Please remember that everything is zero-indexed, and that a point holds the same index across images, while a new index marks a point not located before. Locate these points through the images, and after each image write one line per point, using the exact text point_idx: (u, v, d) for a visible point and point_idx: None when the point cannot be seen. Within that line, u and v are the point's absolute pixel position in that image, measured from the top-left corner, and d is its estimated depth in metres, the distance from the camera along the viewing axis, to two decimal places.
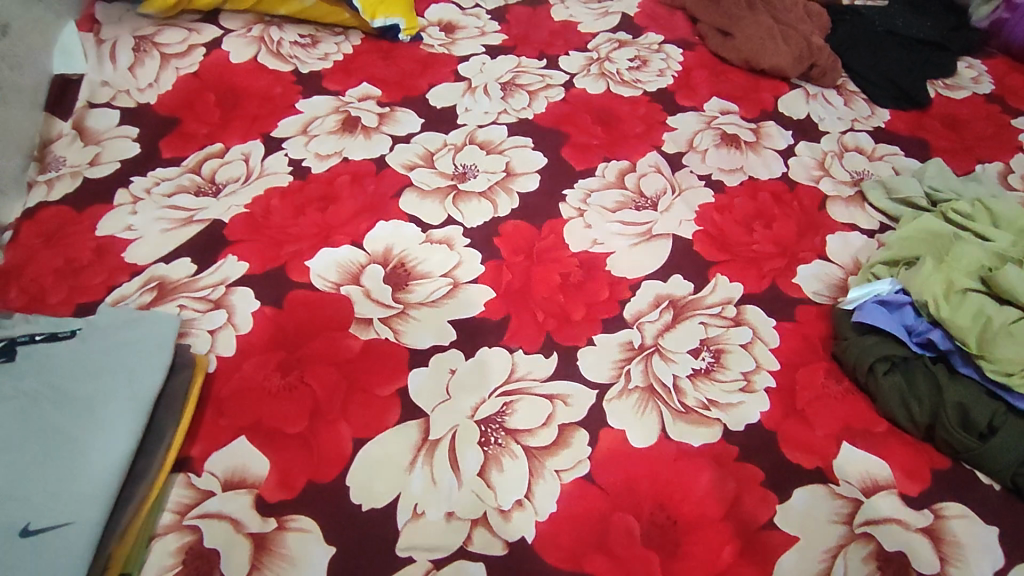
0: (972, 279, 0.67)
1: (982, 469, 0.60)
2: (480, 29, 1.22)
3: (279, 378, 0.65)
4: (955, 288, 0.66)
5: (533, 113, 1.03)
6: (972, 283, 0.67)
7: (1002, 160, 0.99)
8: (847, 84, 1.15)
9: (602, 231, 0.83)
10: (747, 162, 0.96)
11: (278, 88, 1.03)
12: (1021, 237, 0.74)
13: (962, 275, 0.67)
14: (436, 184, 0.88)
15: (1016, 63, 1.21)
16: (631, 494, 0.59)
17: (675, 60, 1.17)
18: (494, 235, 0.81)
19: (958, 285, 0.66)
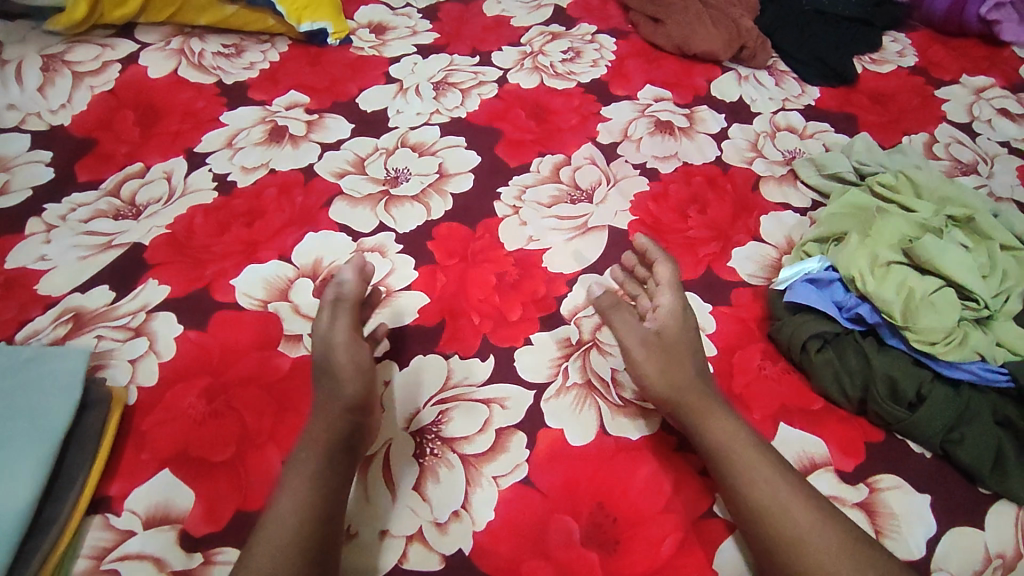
0: (896, 251, 0.68)
1: (913, 439, 0.60)
2: (411, 29, 1.24)
3: (204, 406, 0.62)
4: (880, 261, 0.67)
5: (466, 111, 1.02)
6: (898, 256, 0.67)
7: (927, 131, 1.01)
8: (777, 64, 1.17)
9: (537, 228, 0.82)
10: (681, 148, 0.96)
11: (200, 101, 0.99)
12: (942, 206, 0.75)
13: (886, 248, 0.68)
14: (368, 190, 0.87)
15: (938, 35, 1.24)
16: (570, 494, 0.58)
17: (608, 49, 1.19)
18: (428, 238, 0.80)
19: (883, 259, 0.67)
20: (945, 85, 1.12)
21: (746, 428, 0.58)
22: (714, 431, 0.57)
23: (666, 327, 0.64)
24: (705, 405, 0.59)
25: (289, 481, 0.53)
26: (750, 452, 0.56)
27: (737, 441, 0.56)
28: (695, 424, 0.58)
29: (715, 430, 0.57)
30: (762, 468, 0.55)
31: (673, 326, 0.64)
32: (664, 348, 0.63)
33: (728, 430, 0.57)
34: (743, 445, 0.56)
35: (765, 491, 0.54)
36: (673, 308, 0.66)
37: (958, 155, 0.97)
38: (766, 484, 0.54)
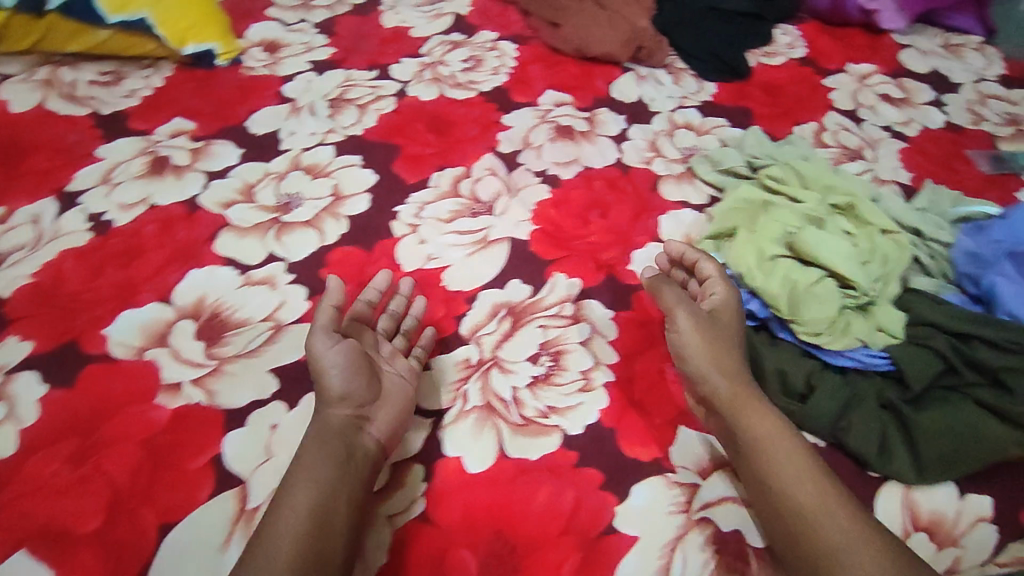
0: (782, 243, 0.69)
1: (806, 428, 0.60)
2: (307, 45, 1.20)
3: (69, 472, 0.58)
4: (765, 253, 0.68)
5: (362, 127, 0.99)
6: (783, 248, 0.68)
7: (817, 120, 1.04)
8: (675, 62, 1.18)
9: (436, 245, 0.80)
10: (582, 152, 0.96)
11: (72, 135, 0.93)
12: (827, 195, 0.77)
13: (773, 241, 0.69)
14: (257, 220, 0.83)
15: (826, 26, 1.29)
16: (467, 526, 0.56)
17: (509, 55, 1.18)
18: (321, 265, 0.77)
19: (768, 252, 0.68)
20: (832, 74, 1.16)
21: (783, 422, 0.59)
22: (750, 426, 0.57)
23: (721, 312, 0.64)
24: (738, 397, 0.59)
25: (294, 501, 0.52)
26: (790, 441, 0.56)
27: (776, 441, 0.56)
28: (733, 417, 0.58)
29: (756, 424, 0.57)
30: (805, 484, 0.54)
31: (727, 311, 0.64)
32: (717, 329, 0.63)
33: (769, 426, 0.57)
34: (784, 446, 0.56)
35: (796, 491, 0.53)
36: (727, 296, 0.65)
37: (845, 142, 1.00)
38: (799, 484, 0.54)
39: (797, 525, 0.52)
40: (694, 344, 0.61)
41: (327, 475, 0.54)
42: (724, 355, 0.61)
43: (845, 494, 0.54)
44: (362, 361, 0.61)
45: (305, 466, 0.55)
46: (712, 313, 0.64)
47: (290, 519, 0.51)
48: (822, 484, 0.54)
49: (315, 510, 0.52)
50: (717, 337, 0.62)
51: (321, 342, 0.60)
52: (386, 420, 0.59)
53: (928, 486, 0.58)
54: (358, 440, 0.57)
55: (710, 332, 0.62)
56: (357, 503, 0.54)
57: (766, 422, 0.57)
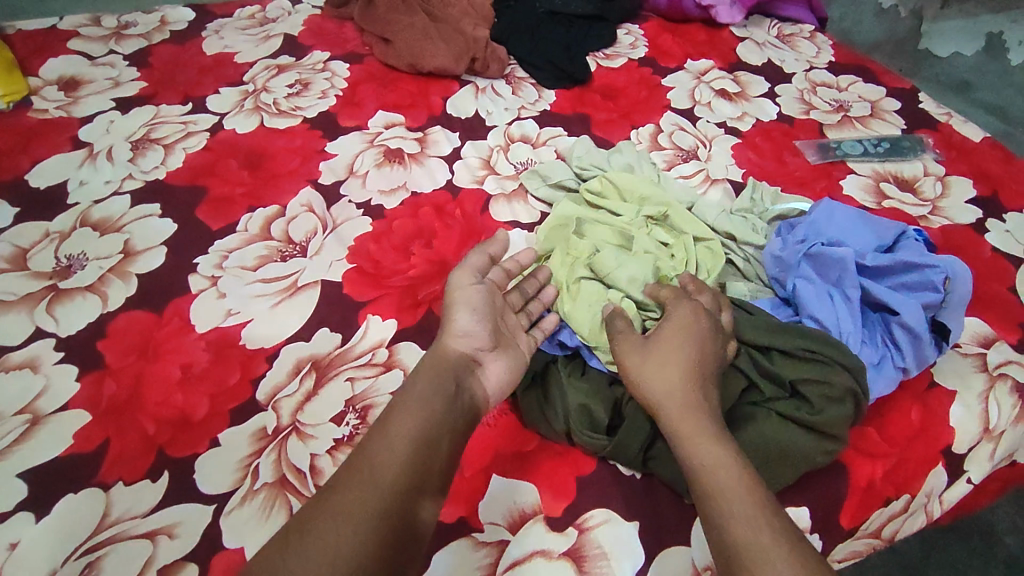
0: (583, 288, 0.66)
1: (620, 462, 0.57)
2: (113, 80, 1.09)
3: None
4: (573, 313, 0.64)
5: (166, 170, 0.90)
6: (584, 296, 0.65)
7: (653, 122, 1.03)
8: (515, 71, 1.15)
9: (237, 297, 0.73)
10: (410, 177, 0.91)
11: None
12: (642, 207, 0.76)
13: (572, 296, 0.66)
14: (27, 289, 0.73)
15: (666, 24, 1.29)
16: None
17: (340, 76, 1.12)
18: (99, 336, 0.68)
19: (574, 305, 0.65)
20: (671, 72, 1.16)
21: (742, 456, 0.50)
22: (696, 451, 0.50)
23: (667, 336, 0.56)
24: (688, 420, 0.51)
25: (388, 435, 0.50)
26: (739, 468, 0.48)
27: (722, 471, 0.48)
28: (679, 441, 0.51)
29: (694, 453, 0.50)
30: (753, 521, 0.45)
31: (678, 337, 0.56)
32: (661, 351, 0.55)
33: (716, 456, 0.49)
34: (729, 477, 0.47)
35: (744, 526, 0.44)
36: (681, 314, 0.57)
37: (680, 142, 0.99)
38: (748, 521, 0.45)
39: (731, 562, 0.44)
40: (633, 363, 0.56)
41: (433, 427, 0.51)
42: (666, 374, 0.54)
43: (800, 544, 0.44)
44: (489, 313, 0.60)
45: (417, 402, 0.53)
46: (655, 336, 0.57)
47: (394, 451, 0.49)
48: (768, 528, 0.44)
49: (412, 459, 0.49)
50: (659, 356, 0.55)
51: (462, 281, 0.61)
52: (497, 373, 0.59)
53: None
54: (466, 387, 0.56)
55: (656, 352, 0.56)
56: (457, 444, 0.53)
57: (714, 451, 0.49)
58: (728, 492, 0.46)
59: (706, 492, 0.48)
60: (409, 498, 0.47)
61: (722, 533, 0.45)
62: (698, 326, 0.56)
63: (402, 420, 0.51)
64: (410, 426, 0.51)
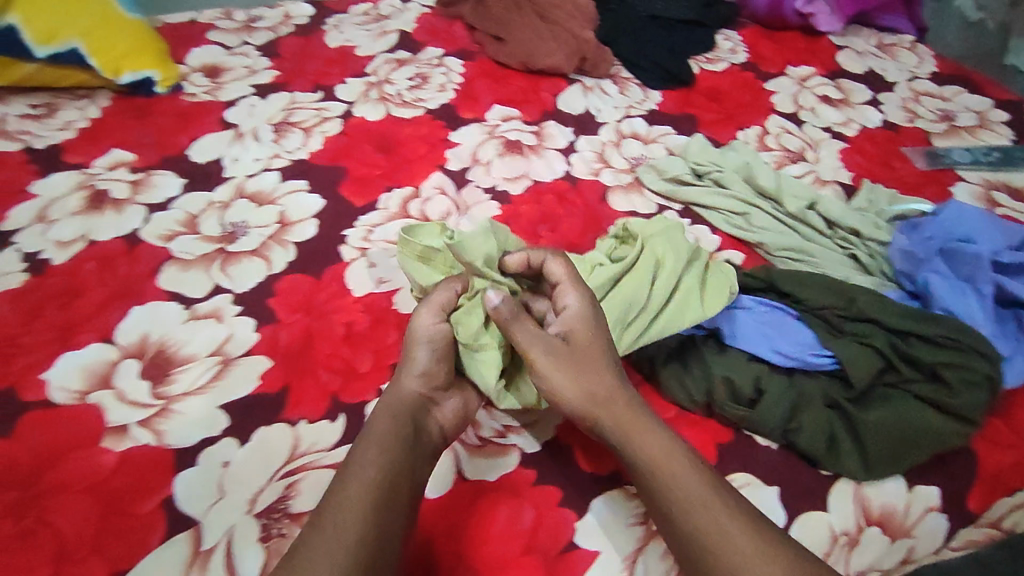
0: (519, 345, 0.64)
1: (758, 433, 0.62)
2: (249, 69, 1.18)
3: (11, 524, 0.56)
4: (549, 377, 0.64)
5: (308, 151, 0.98)
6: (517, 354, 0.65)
7: (759, 124, 1.07)
8: (620, 71, 1.20)
9: (386, 268, 0.80)
10: (530, 167, 0.97)
11: (6, 172, 0.91)
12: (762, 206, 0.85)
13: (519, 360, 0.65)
14: (202, 250, 0.81)
15: (764, 30, 1.32)
16: (428, 552, 0.55)
17: (455, 72, 1.18)
18: (269, 295, 0.76)
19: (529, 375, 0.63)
20: (772, 77, 1.19)
21: (678, 438, 0.56)
22: (641, 447, 0.55)
23: (574, 331, 0.60)
24: (631, 420, 0.56)
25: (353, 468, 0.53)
26: (682, 459, 0.54)
27: (673, 465, 0.54)
28: (624, 440, 0.56)
29: (644, 451, 0.55)
30: (714, 511, 0.51)
31: (580, 328, 0.60)
32: (582, 357, 0.59)
33: (662, 448, 0.55)
34: (680, 470, 0.53)
35: (704, 516, 0.51)
36: (579, 307, 0.60)
37: (787, 144, 1.03)
38: (706, 509, 0.51)
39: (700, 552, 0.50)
40: (553, 374, 0.58)
41: (395, 451, 0.54)
42: (591, 377, 0.58)
43: (756, 524, 0.51)
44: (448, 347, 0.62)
45: (374, 443, 0.55)
46: (567, 337, 0.60)
47: (361, 486, 0.51)
48: (728, 516, 0.51)
49: (388, 474, 0.53)
50: (580, 364, 0.58)
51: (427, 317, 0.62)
52: (453, 408, 0.61)
53: (877, 481, 0.60)
54: (426, 422, 0.58)
55: (561, 360, 0.58)
56: (424, 476, 0.56)
57: (658, 445, 0.55)
58: (683, 489, 0.52)
59: (664, 490, 0.53)
60: (389, 514, 0.50)
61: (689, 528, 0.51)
62: (589, 321, 0.60)
63: (365, 452, 0.54)
64: (376, 450, 0.54)
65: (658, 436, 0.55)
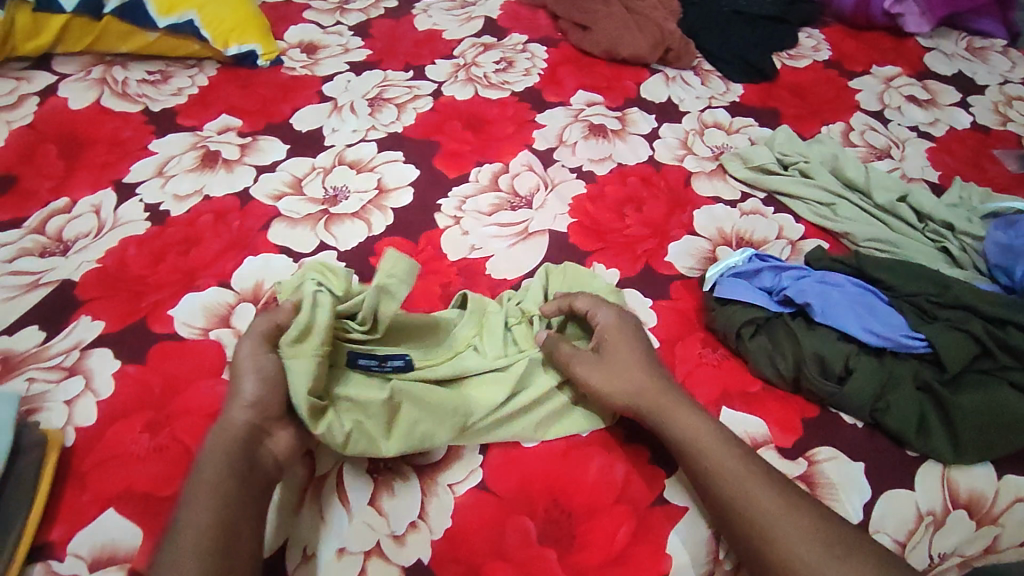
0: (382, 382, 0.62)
1: (845, 410, 0.64)
2: (343, 47, 1.23)
3: (148, 441, 0.62)
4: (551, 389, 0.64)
5: (402, 125, 1.02)
6: (370, 388, 0.60)
7: (843, 120, 1.07)
8: (702, 64, 1.22)
9: (479, 236, 0.84)
10: (615, 150, 0.99)
11: (127, 130, 0.98)
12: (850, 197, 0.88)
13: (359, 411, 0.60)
14: (307, 211, 0.86)
15: (848, 30, 1.32)
16: (525, 495, 0.58)
17: (540, 57, 1.21)
18: (371, 254, 0.81)
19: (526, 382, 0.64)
20: (857, 76, 1.18)
21: (709, 417, 0.60)
22: (678, 427, 0.58)
23: (608, 341, 0.64)
24: (665, 400, 0.60)
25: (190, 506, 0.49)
26: (716, 437, 0.58)
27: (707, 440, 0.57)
28: (661, 421, 0.59)
29: (679, 428, 0.58)
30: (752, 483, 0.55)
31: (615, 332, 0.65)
32: (615, 359, 0.63)
33: (696, 426, 0.58)
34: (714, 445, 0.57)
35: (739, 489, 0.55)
36: (610, 319, 0.66)
37: (872, 141, 1.03)
38: (741, 484, 0.55)
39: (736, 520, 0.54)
40: (594, 377, 0.62)
41: (232, 493, 0.50)
42: (625, 376, 0.61)
43: (789, 495, 0.55)
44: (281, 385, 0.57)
45: (203, 484, 0.50)
46: (600, 345, 0.64)
47: (193, 530, 0.48)
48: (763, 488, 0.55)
49: (223, 518, 0.49)
50: (616, 366, 0.62)
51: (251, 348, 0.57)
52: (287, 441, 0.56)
53: (965, 465, 0.61)
54: (260, 456, 0.54)
55: (599, 364, 0.63)
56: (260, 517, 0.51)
57: (692, 423, 0.58)
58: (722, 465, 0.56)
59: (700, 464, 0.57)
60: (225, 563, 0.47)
61: (726, 499, 0.55)
62: (624, 331, 0.65)
63: (198, 491, 0.50)
64: (219, 458, 0.52)
65: (693, 417, 0.59)
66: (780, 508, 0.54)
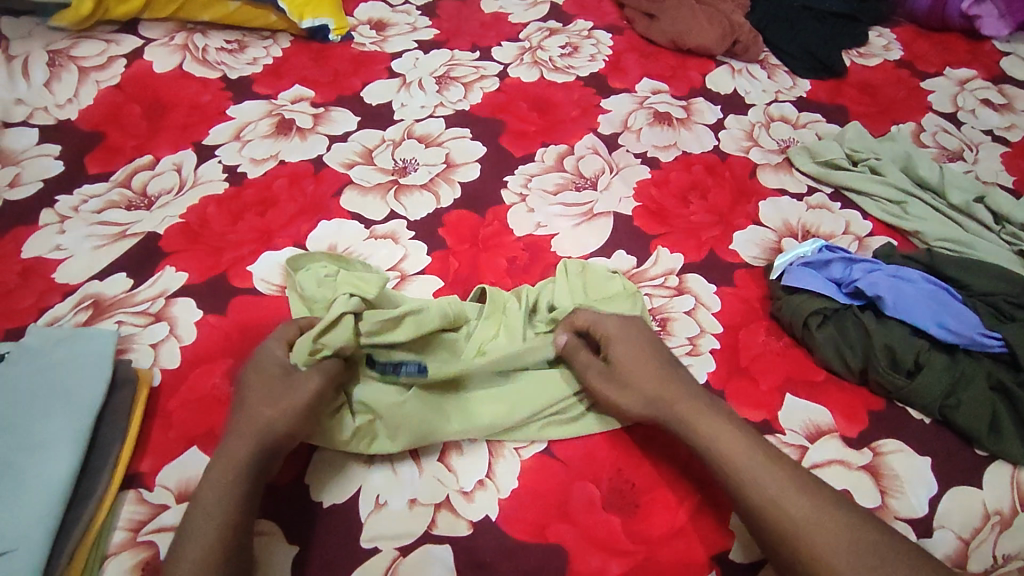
0: (401, 390, 0.62)
1: (913, 405, 0.64)
2: (412, 26, 1.23)
3: (228, 387, 0.66)
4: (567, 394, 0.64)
5: (469, 104, 1.04)
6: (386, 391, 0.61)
7: (914, 120, 1.05)
8: (769, 58, 1.20)
9: (544, 214, 0.85)
10: (680, 138, 0.99)
11: (206, 96, 1.01)
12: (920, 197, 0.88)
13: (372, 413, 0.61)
14: (377, 180, 0.89)
15: (922, 30, 1.29)
16: (589, 463, 0.61)
17: (605, 45, 1.20)
18: (439, 225, 0.83)
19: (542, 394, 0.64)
20: (930, 76, 1.16)
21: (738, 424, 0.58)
22: (702, 435, 0.57)
23: (617, 356, 0.63)
24: (692, 405, 0.59)
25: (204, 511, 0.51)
26: (741, 444, 0.56)
27: (734, 447, 0.56)
28: (683, 427, 0.59)
29: (704, 432, 0.57)
30: (784, 493, 0.53)
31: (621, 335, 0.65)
32: (627, 372, 0.62)
33: (721, 431, 0.57)
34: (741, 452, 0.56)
35: (769, 499, 0.53)
36: (616, 333, 0.65)
37: (944, 143, 1.01)
38: (771, 494, 0.53)
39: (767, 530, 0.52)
40: (608, 392, 0.62)
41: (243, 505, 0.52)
42: (643, 385, 0.61)
43: (827, 507, 0.52)
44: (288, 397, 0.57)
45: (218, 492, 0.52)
46: (611, 359, 0.64)
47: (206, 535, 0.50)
48: (794, 500, 0.52)
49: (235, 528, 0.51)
50: (628, 379, 0.62)
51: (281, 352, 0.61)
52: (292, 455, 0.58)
53: None
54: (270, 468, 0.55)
55: (607, 379, 0.62)
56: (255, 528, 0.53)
57: (717, 428, 0.57)
58: (747, 472, 0.54)
59: (724, 469, 0.56)
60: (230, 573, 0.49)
61: (755, 510, 0.53)
62: (641, 343, 0.64)
63: (214, 500, 0.51)
64: (222, 477, 0.53)
65: (718, 424, 0.57)
66: (812, 517, 0.51)
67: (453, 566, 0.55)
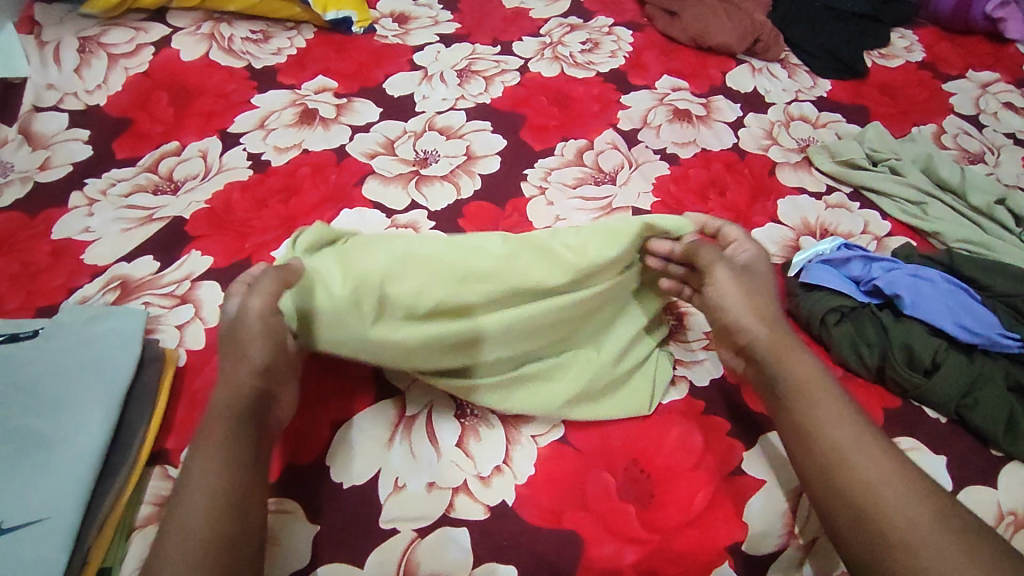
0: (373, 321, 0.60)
1: (928, 404, 0.64)
2: (433, 19, 1.24)
3: None
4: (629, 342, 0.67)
5: (490, 97, 1.04)
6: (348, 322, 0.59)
7: (936, 122, 1.05)
8: (790, 57, 1.20)
9: (564, 207, 0.86)
10: (699, 135, 0.99)
11: (231, 84, 1.03)
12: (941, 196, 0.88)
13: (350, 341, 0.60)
14: (399, 170, 0.90)
15: (945, 32, 1.28)
16: (605, 452, 0.62)
17: (625, 41, 1.20)
18: (459, 216, 0.84)
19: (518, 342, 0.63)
20: (952, 78, 1.15)
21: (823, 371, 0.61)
22: (791, 370, 0.61)
23: (750, 268, 0.68)
24: (778, 342, 0.62)
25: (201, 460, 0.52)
26: (826, 388, 0.59)
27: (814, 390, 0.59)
28: (774, 361, 0.61)
29: (795, 371, 0.61)
30: (861, 438, 0.56)
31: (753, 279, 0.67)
32: (749, 283, 0.66)
33: (810, 371, 0.60)
34: (820, 397, 0.59)
35: (846, 444, 0.56)
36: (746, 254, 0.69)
37: (965, 145, 1.01)
38: (848, 440, 0.56)
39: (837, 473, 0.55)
40: (726, 290, 0.65)
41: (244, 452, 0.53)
42: (756, 301, 0.65)
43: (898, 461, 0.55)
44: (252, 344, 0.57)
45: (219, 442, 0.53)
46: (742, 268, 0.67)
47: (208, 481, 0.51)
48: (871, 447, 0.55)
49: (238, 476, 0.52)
50: (751, 289, 0.65)
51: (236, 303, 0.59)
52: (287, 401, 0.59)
53: None
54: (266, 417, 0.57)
55: (734, 277, 0.65)
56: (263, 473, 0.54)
57: (805, 367, 0.61)
58: (829, 417, 0.57)
59: (806, 409, 0.59)
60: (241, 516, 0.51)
61: (828, 446, 0.56)
62: (759, 265, 0.68)
63: (215, 449, 0.53)
64: (224, 426, 0.54)
65: (806, 364, 0.61)
66: (886, 470, 0.54)
67: (469, 549, 0.56)
